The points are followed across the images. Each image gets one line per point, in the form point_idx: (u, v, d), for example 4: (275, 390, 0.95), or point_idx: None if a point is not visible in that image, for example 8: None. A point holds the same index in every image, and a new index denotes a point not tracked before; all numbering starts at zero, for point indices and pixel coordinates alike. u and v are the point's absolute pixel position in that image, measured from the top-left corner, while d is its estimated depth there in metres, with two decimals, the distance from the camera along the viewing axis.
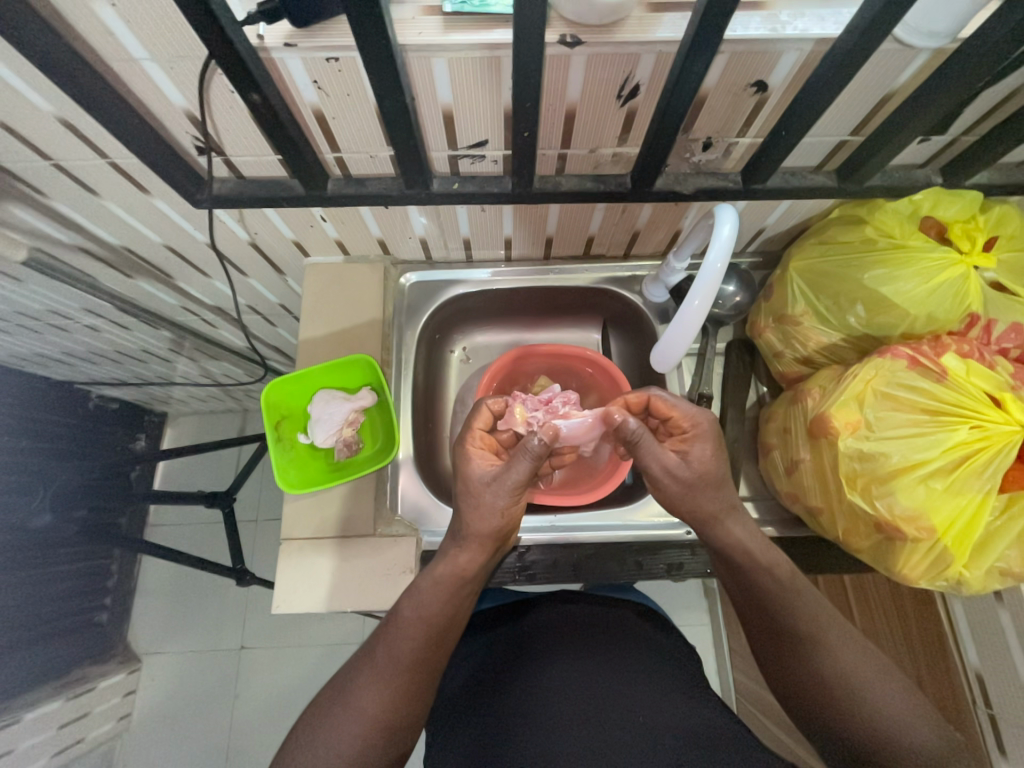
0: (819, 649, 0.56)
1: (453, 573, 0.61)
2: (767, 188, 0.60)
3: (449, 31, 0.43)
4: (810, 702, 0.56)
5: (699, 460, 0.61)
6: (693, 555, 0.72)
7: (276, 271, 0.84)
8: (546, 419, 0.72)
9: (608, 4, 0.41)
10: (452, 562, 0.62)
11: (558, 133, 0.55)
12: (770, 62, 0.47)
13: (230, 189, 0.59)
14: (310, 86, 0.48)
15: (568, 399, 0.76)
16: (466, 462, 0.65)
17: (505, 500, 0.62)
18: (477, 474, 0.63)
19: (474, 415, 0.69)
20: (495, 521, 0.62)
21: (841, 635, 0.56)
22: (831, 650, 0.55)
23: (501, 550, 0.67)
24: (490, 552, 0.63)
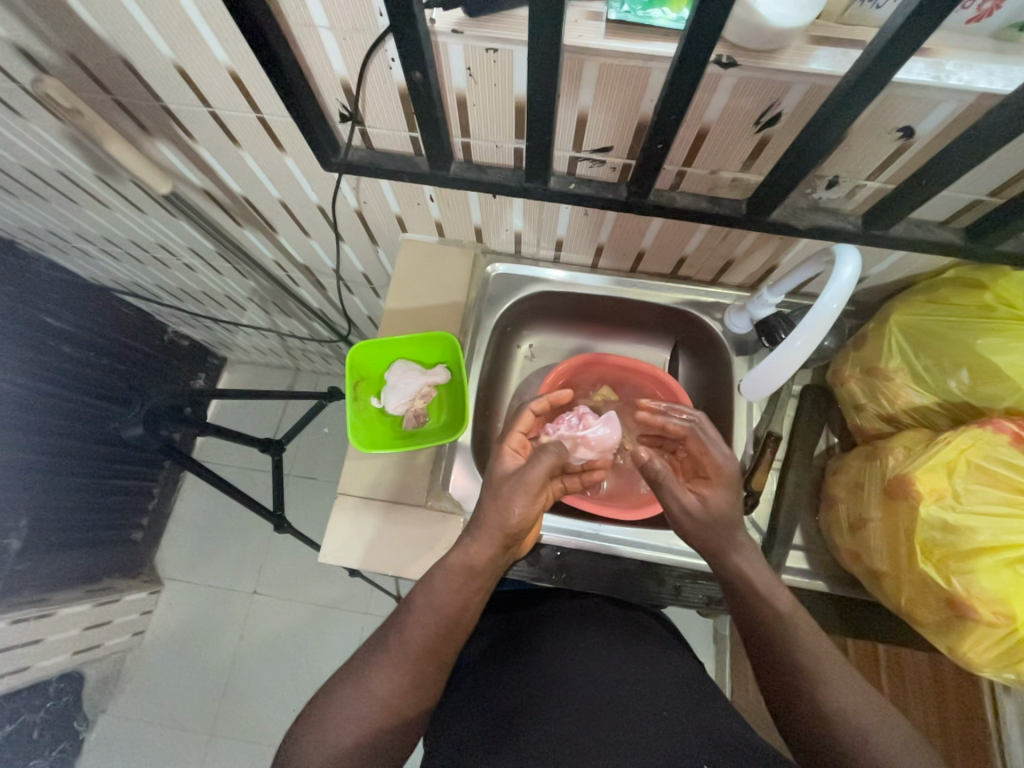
0: (819, 684, 0.53)
1: (463, 564, 0.61)
2: (887, 236, 0.59)
3: (610, 38, 0.45)
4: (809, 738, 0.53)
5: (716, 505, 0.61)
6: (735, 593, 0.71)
7: (370, 241, 0.88)
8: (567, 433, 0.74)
9: (775, 31, 0.41)
10: (465, 551, 0.62)
11: (684, 149, 0.56)
12: (925, 109, 0.46)
13: (359, 157, 0.63)
14: (462, 73, 0.51)
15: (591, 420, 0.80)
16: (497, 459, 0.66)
17: (524, 498, 0.63)
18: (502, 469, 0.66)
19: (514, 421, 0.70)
20: (510, 517, 0.62)
21: (839, 671, 0.54)
22: (830, 685, 0.53)
23: (512, 550, 0.66)
24: (499, 548, 0.62)
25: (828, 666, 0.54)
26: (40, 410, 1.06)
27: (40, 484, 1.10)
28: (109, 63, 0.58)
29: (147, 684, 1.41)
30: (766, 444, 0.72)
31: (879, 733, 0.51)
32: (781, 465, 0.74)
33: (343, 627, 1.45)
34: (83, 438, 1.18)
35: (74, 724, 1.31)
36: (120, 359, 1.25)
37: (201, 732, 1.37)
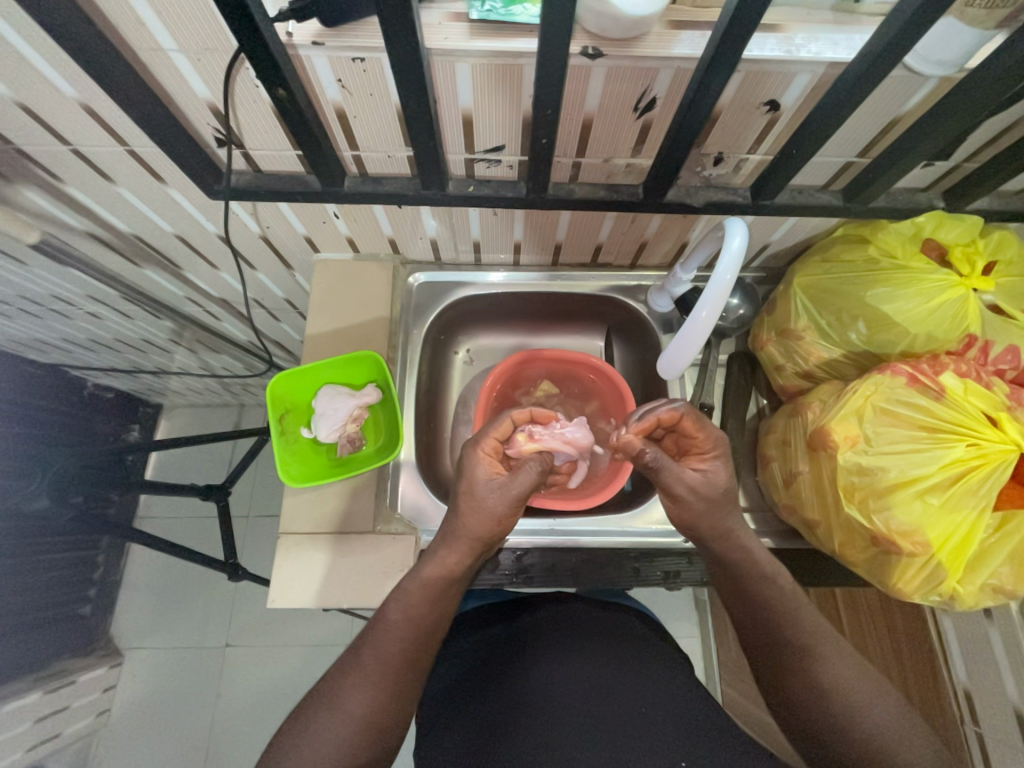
0: (819, 662, 0.56)
1: (441, 575, 0.61)
2: (775, 204, 0.61)
3: (475, 38, 0.44)
4: (809, 716, 0.55)
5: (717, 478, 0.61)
6: (690, 564, 0.73)
7: (284, 265, 0.85)
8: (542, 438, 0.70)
9: (630, 18, 0.42)
10: (440, 563, 0.61)
11: (574, 141, 0.56)
12: (783, 83, 0.48)
13: (247, 182, 0.60)
14: (333, 85, 0.49)
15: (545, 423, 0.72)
16: (474, 465, 0.63)
17: (505, 509, 0.61)
18: (481, 481, 0.62)
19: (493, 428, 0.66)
20: (483, 527, 0.61)
21: (838, 649, 0.57)
22: (830, 663, 0.56)
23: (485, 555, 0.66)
24: (476, 555, 0.62)
25: (831, 649, 0.57)
26: None
27: None
28: None
29: (119, 764, 1.31)
30: None
31: (874, 709, 0.54)
32: None
33: (326, 664, 1.40)
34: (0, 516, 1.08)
35: None
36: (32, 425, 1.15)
37: None
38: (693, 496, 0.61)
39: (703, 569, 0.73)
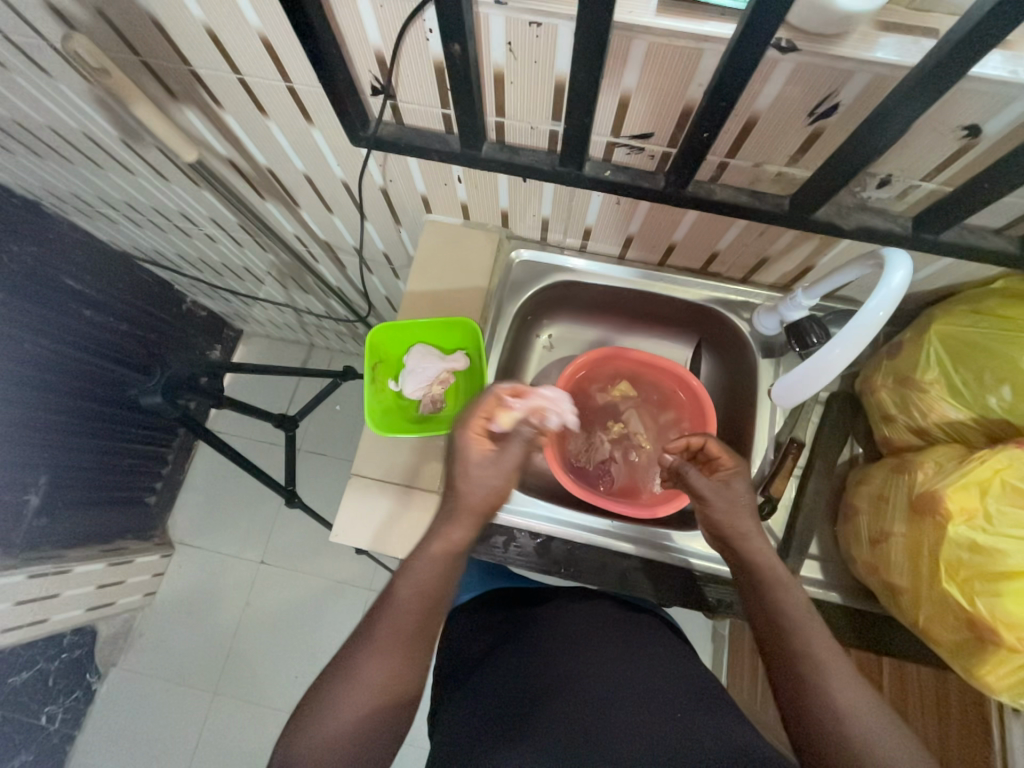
0: (832, 684, 0.52)
1: (444, 548, 0.60)
2: (936, 242, 0.56)
3: (662, 14, 0.42)
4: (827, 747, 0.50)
5: (738, 489, 0.64)
6: None
7: (393, 220, 0.87)
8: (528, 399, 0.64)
9: (843, 14, 0.39)
10: (444, 537, 0.60)
11: (729, 139, 0.53)
12: (995, 108, 0.43)
13: (390, 133, 0.61)
14: (502, 47, 0.48)
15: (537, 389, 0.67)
16: (462, 439, 0.61)
17: (499, 479, 0.61)
18: (471, 452, 0.61)
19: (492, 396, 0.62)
20: (475, 492, 0.61)
21: (851, 678, 0.53)
22: (842, 686, 0.52)
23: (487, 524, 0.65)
24: (479, 527, 0.62)
25: (844, 674, 0.53)
26: (59, 371, 1.07)
27: (60, 443, 1.12)
28: (138, 24, 0.57)
29: (155, 643, 1.46)
30: (787, 451, 0.71)
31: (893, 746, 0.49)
32: (801, 473, 0.73)
33: (345, 603, 1.48)
34: (102, 401, 1.20)
35: (86, 674, 1.36)
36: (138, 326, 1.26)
37: (206, 691, 1.41)
38: (715, 503, 0.64)
39: None
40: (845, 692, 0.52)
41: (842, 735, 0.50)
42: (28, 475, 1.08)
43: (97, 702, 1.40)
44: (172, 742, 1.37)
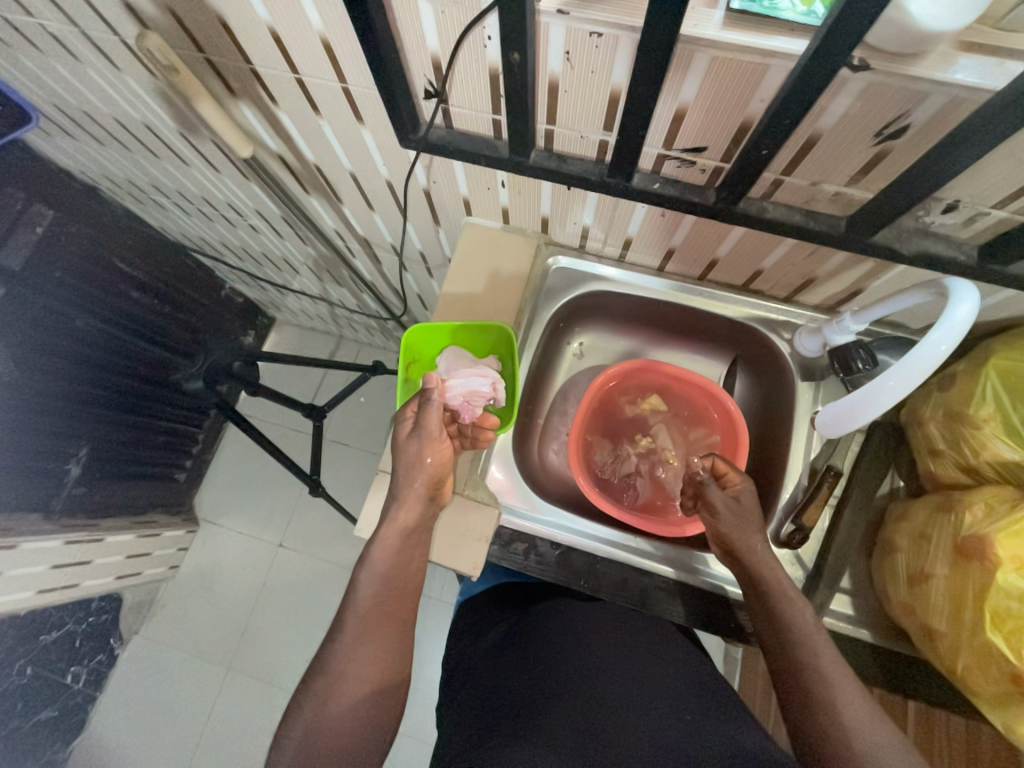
0: (840, 692, 0.52)
1: (395, 528, 0.63)
2: (1002, 273, 0.53)
3: (730, 28, 0.41)
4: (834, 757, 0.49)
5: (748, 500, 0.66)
6: None
7: (432, 220, 0.87)
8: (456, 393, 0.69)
9: (924, 35, 0.37)
10: (392, 518, 0.64)
11: (786, 157, 0.52)
12: None
13: (439, 137, 0.62)
14: (559, 56, 0.48)
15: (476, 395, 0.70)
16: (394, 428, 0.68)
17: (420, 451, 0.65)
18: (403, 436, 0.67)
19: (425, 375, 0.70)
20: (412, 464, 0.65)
21: (859, 689, 0.52)
22: (850, 695, 0.52)
23: (438, 501, 0.67)
24: (424, 500, 0.65)
25: (851, 684, 0.53)
26: (105, 348, 1.12)
27: (101, 416, 1.17)
28: (206, 23, 0.59)
29: (176, 614, 1.51)
30: (823, 479, 0.68)
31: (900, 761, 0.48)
32: (836, 502, 0.70)
33: None
34: (142, 378, 1.24)
35: (111, 639, 1.42)
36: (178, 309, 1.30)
37: (221, 664, 1.46)
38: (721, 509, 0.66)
39: None
40: (846, 707, 0.51)
41: (847, 752, 0.49)
42: (71, 446, 1.13)
43: (120, 666, 1.46)
44: (186, 711, 1.42)
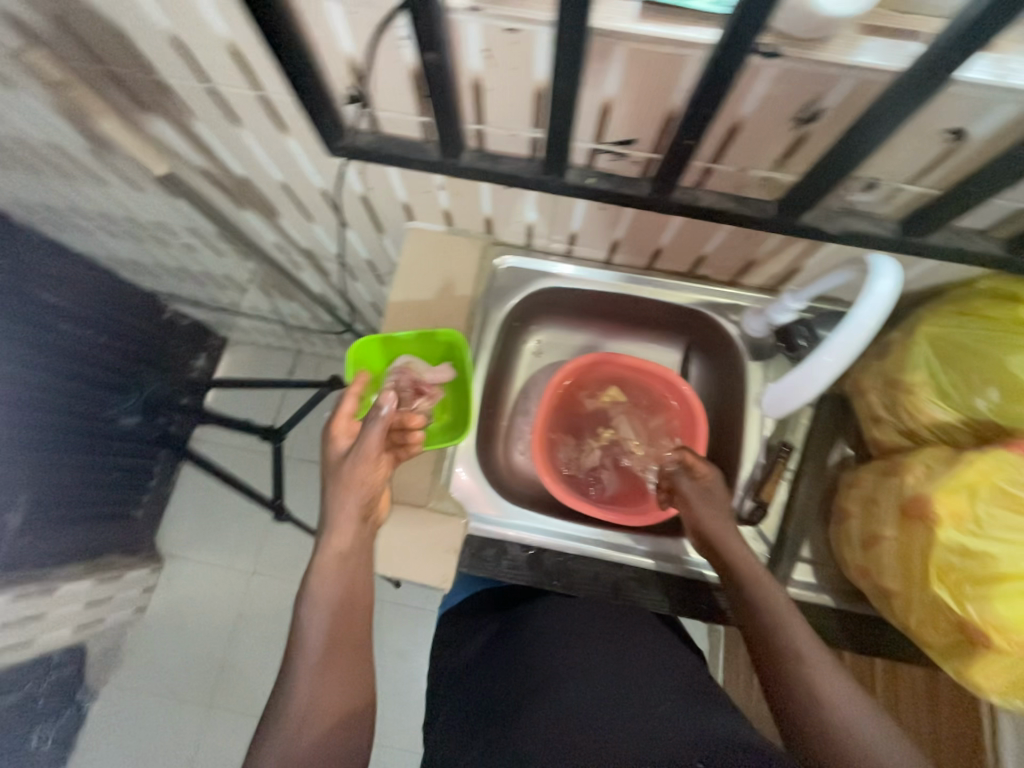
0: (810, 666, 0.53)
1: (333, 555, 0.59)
2: (921, 245, 0.56)
3: (643, 20, 0.41)
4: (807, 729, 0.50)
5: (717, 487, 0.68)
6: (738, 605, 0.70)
7: (375, 227, 0.85)
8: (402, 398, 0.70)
9: (826, 20, 0.38)
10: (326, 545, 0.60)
11: (712, 145, 0.52)
12: (981, 113, 0.42)
13: (367, 142, 0.59)
14: (478, 54, 0.47)
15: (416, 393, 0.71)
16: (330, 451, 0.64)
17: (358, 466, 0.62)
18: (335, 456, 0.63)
19: (349, 390, 0.64)
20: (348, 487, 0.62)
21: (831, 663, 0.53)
22: (820, 668, 0.53)
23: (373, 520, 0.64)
24: (359, 522, 0.62)
25: (823, 658, 0.54)
26: (31, 386, 1.03)
27: (37, 461, 1.08)
28: (99, 33, 0.54)
29: (147, 659, 1.43)
30: (778, 455, 0.71)
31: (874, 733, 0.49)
32: (791, 475, 0.73)
33: None
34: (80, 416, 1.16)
35: (76, 695, 1.33)
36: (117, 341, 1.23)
37: (201, 705, 1.39)
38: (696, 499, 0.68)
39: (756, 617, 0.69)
40: (819, 679, 0.52)
41: (822, 725, 0.50)
42: (5, 495, 1.04)
43: (90, 721, 1.37)
44: (168, 758, 1.35)
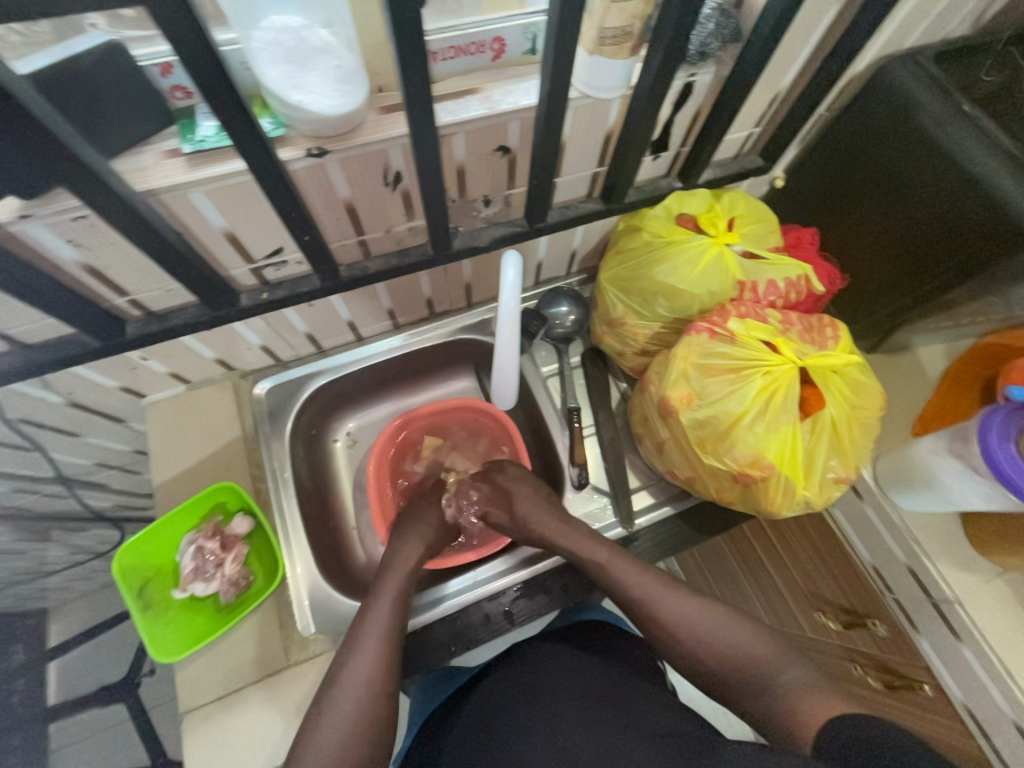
0: (655, 605, 0.59)
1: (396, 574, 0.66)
2: (551, 224, 0.69)
3: (195, 169, 0.45)
4: (659, 642, 0.59)
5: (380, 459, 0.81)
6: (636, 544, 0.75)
7: (113, 421, 0.77)
8: (217, 560, 0.67)
9: (334, 118, 0.46)
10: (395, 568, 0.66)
11: (347, 225, 0.59)
12: (502, 131, 0.55)
13: (12, 363, 0.55)
14: (67, 247, 0.47)
15: (209, 546, 0.67)
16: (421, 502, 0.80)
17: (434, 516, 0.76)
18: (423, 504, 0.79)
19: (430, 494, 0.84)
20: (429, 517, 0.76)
21: (668, 591, 0.60)
22: (661, 602, 0.59)
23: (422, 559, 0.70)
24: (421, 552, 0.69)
25: (645, 588, 0.61)
26: None
27: None
28: None
29: None
30: (571, 419, 0.78)
31: (697, 621, 0.57)
32: (593, 429, 0.81)
33: None
34: None
35: None
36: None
37: None
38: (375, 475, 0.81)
39: (649, 543, 0.75)
40: (665, 611, 0.59)
41: (682, 645, 0.57)
42: None
43: None
44: None
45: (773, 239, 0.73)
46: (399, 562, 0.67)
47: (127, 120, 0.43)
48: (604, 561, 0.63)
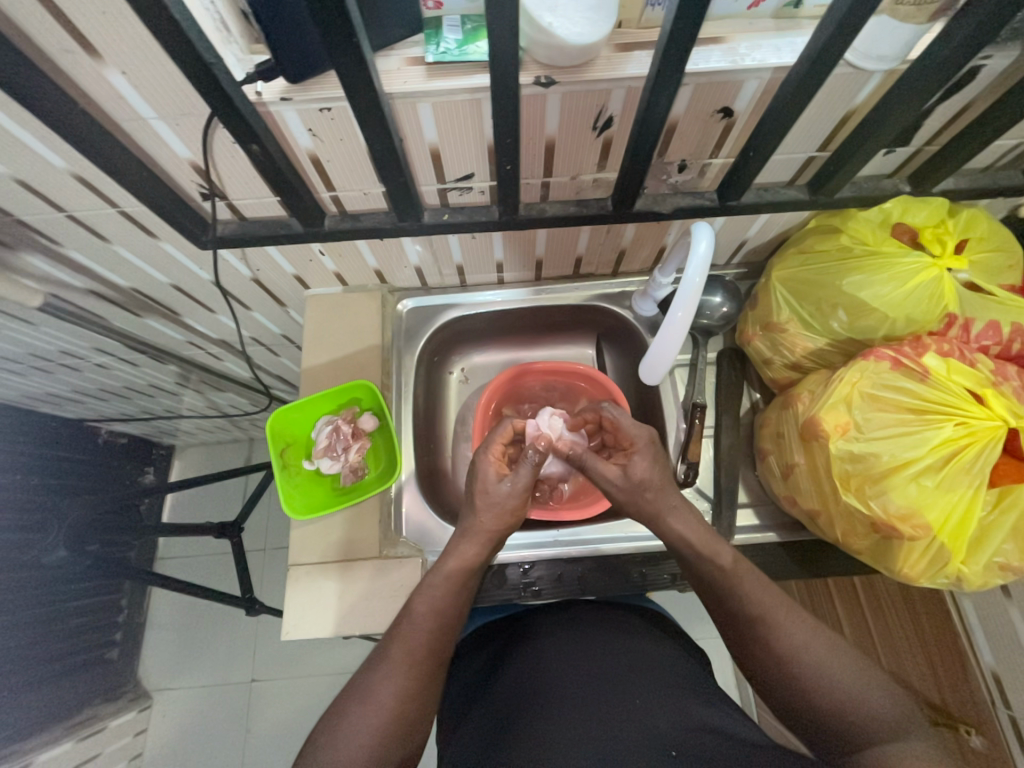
0: (776, 631, 0.53)
1: (461, 566, 0.60)
2: (742, 204, 0.63)
3: (431, 79, 0.47)
4: (762, 669, 0.53)
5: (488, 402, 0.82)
6: None
7: (277, 303, 0.86)
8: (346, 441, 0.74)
9: (577, 48, 0.44)
10: (461, 555, 0.61)
11: (539, 163, 0.58)
12: (734, 90, 0.50)
13: (232, 230, 0.63)
14: (305, 134, 0.51)
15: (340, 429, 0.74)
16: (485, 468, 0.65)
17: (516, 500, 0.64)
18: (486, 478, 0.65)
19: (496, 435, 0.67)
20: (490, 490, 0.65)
21: (795, 621, 0.54)
22: (784, 630, 0.53)
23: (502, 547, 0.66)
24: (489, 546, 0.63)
25: (771, 609, 0.55)
26: None
27: None
28: None
29: None
30: (692, 414, 0.74)
31: (819, 662, 0.52)
32: (712, 431, 0.76)
33: None
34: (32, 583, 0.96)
35: None
36: (97, 478, 1.13)
37: None
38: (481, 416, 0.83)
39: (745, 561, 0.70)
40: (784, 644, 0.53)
41: (791, 678, 0.52)
42: None
43: None
44: None
45: (1008, 276, 0.63)
46: (451, 567, 0.60)
47: (387, 20, 0.45)
48: (728, 565, 0.57)
